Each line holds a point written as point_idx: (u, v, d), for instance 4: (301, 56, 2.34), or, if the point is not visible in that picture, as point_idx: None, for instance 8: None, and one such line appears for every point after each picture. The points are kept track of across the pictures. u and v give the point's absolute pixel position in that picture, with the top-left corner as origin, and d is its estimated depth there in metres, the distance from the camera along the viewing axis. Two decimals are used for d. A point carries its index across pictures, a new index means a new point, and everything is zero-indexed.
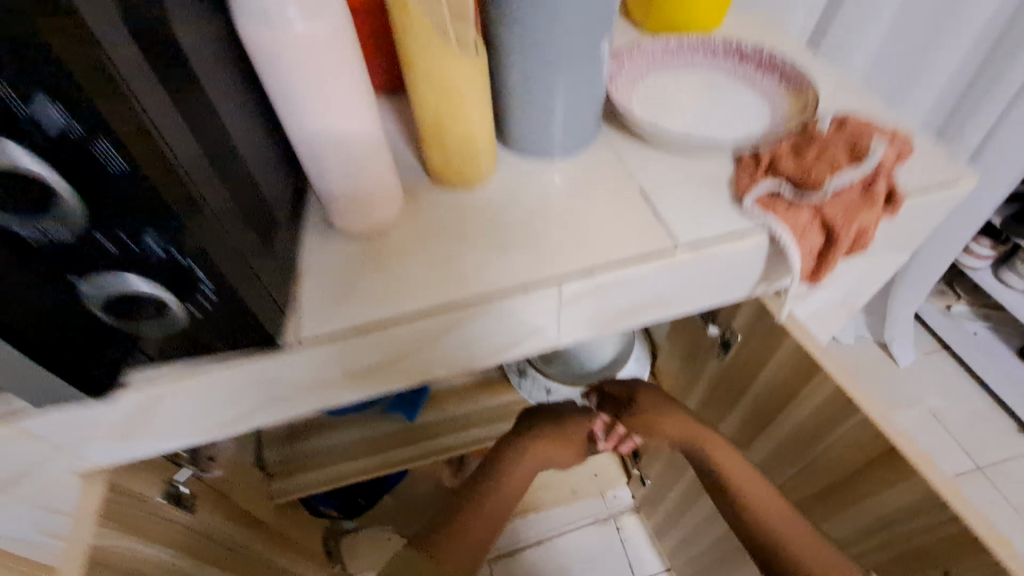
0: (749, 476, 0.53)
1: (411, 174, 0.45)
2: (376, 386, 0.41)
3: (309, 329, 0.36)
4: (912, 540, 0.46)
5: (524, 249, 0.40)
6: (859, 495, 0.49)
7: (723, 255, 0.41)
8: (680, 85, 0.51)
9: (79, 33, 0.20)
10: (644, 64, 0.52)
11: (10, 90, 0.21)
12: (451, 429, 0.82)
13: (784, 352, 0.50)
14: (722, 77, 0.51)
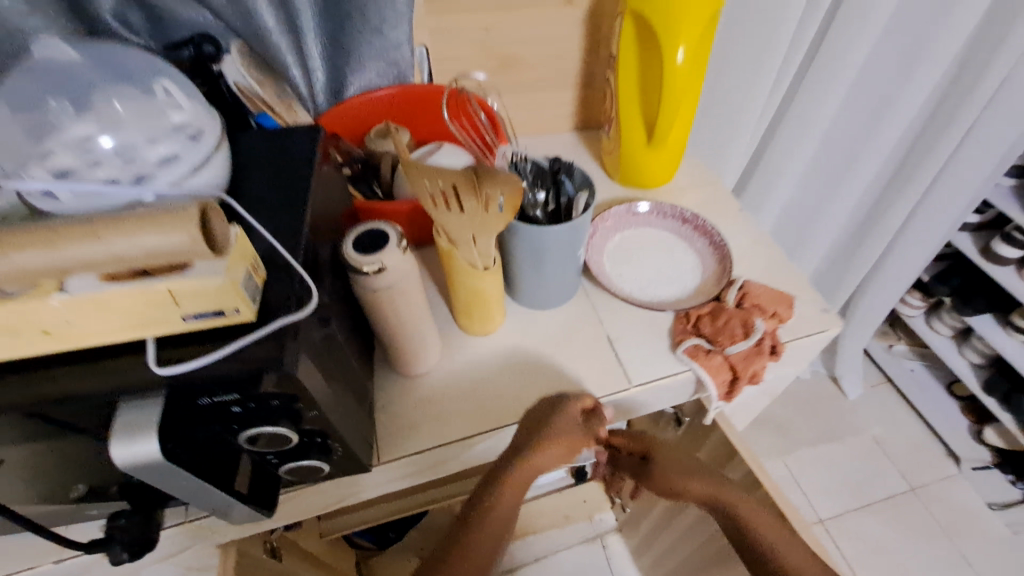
0: (760, 519, 0.58)
1: (444, 323, 0.63)
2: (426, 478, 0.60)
3: (387, 453, 0.54)
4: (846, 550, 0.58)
5: (527, 387, 0.59)
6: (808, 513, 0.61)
7: (662, 386, 0.59)
8: (638, 243, 0.70)
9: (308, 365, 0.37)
10: (613, 225, 0.71)
11: (274, 412, 0.37)
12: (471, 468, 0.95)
13: (714, 438, 0.69)
14: (669, 236, 0.71)
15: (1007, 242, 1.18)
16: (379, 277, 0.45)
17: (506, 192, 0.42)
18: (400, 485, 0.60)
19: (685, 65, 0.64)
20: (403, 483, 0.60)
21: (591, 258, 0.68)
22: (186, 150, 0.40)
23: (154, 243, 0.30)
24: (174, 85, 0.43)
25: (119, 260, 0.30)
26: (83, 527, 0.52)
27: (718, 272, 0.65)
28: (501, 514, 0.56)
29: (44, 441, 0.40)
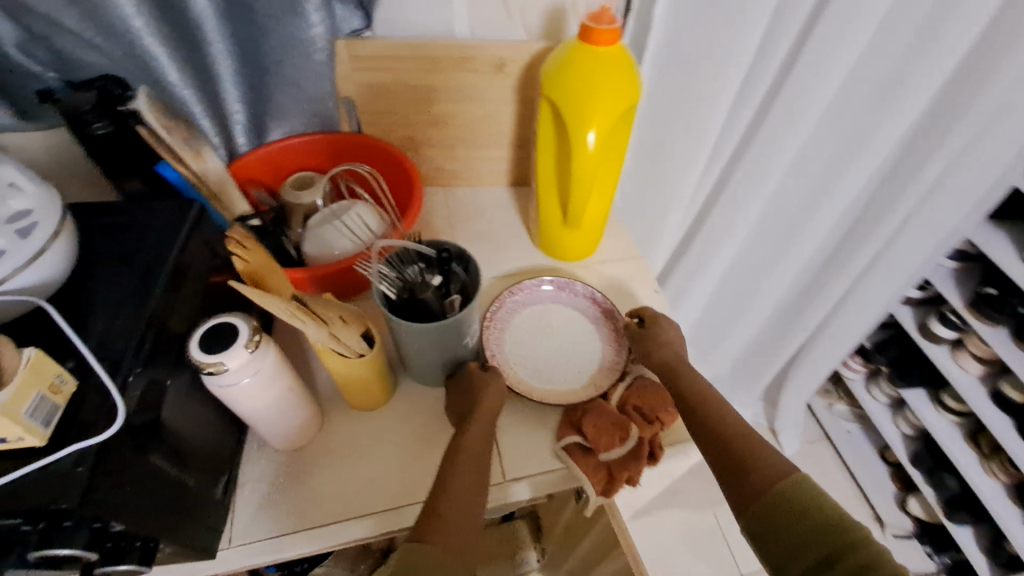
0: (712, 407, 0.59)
1: (331, 397, 0.62)
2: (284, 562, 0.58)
3: (239, 538, 0.53)
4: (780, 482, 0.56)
5: (401, 473, 0.58)
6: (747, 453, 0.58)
7: (537, 481, 0.59)
8: (545, 320, 0.69)
9: (110, 489, 0.36)
10: (525, 297, 0.70)
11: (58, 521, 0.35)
12: None
13: (602, 525, 0.69)
14: (578, 316, 0.70)
15: (942, 322, 1.20)
16: (226, 377, 0.45)
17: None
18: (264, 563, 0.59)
19: (596, 150, 0.62)
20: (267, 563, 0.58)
21: (489, 333, 0.67)
22: (11, 249, 0.38)
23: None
24: (21, 173, 0.41)
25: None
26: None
27: (613, 366, 0.65)
28: (462, 482, 0.52)
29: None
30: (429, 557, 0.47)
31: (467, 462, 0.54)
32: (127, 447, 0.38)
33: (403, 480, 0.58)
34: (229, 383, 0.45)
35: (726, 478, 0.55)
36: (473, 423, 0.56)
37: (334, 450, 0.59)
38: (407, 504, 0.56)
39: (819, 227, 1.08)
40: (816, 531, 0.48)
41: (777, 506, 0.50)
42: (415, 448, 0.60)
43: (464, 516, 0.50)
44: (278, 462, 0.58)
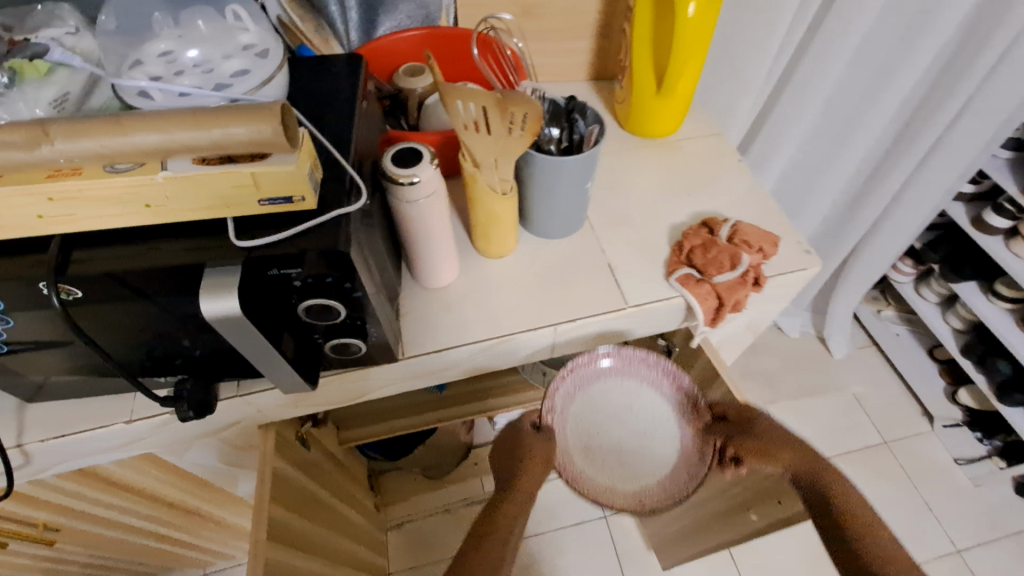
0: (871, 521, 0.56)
1: (465, 249, 0.71)
2: (436, 379, 0.69)
3: (410, 350, 0.63)
4: None
5: (539, 301, 0.67)
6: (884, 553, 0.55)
7: (655, 310, 0.68)
8: (632, 397, 0.73)
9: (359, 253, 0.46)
10: (618, 364, 0.73)
11: (321, 274, 0.44)
12: (482, 396, 1.06)
13: (700, 362, 0.78)
14: (655, 398, 0.72)
15: (997, 212, 1.24)
16: (415, 192, 0.53)
17: (528, 112, 0.50)
18: (419, 381, 0.69)
19: (697, 18, 0.68)
20: (422, 381, 0.69)
21: (564, 386, 0.72)
22: (254, 65, 0.47)
23: (244, 134, 0.37)
24: (246, 14, 0.50)
25: (213, 147, 0.38)
26: (136, 401, 0.59)
27: (669, 479, 0.70)
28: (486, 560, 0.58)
29: (105, 308, 0.46)
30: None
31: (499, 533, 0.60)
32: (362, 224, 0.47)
33: (538, 308, 0.67)
34: (417, 197, 0.54)
35: None
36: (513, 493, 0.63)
37: (474, 287, 0.68)
38: (546, 324, 0.66)
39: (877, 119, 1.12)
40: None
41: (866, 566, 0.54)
42: (543, 283, 0.69)
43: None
44: (428, 296, 0.68)
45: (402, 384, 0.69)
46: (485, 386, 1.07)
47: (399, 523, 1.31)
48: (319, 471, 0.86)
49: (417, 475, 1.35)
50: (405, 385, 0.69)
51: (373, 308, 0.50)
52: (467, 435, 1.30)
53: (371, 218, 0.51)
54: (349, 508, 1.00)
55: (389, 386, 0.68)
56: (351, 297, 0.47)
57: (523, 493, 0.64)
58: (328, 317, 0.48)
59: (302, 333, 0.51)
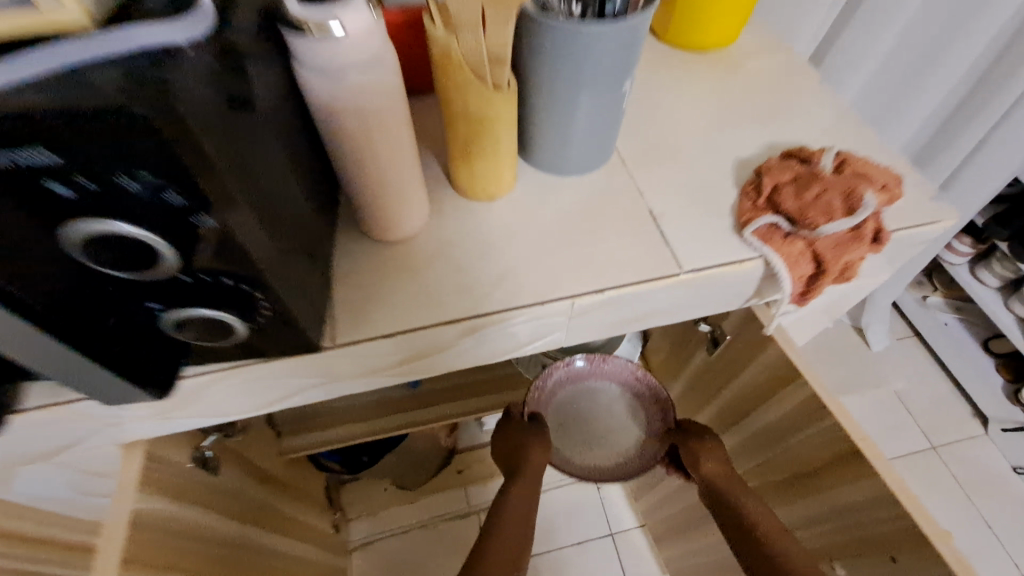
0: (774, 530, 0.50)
1: (436, 188, 0.49)
2: (390, 379, 0.47)
3: (344, 335, 0.41)
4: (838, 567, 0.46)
5: (545, 262, 0.44)
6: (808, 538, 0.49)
7: (718, 278, 0.45)
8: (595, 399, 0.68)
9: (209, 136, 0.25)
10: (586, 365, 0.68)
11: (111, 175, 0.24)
12: (466, 394, 0.84)
13: (767, 355, 0.56)
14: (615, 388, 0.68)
15: None
16: (335, 49, 0.31)
17: None
18: (366, 380, 0.46)
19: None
20: (370, 380, 0.46)
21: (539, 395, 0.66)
22: None
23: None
24: None
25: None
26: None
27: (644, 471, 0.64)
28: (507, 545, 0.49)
29: None
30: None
31: (515, 524, 0.51)
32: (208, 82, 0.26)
33: (545, 273, 0.44)
34: (334, 60, 0.31)
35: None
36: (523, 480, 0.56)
37: (449, 241, 0.45)
38: (556, 295, 0.43)
39: (982, 55, 0.81)
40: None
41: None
42: (553, 236, 0.46)
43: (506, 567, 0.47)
44: (379, 254, 0.45)
45: (338, 386, 0.46)
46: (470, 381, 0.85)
47: (366, 542, 1.09)
48: (237, 497, 0.63)
49: (389, 485, 1.12)
50: (344, 386, 0.47)
51: (245, 260, 0.31)
52: (449, 440, 1.08)
53: (241, 81, 0.29)
54: (290, 538, 0.77)
55: (317, 387, 0.45)
56: (199, 215, 0.27)
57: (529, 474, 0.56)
58: (149, 269, 0.28)
59: (126, 282, 0.30)
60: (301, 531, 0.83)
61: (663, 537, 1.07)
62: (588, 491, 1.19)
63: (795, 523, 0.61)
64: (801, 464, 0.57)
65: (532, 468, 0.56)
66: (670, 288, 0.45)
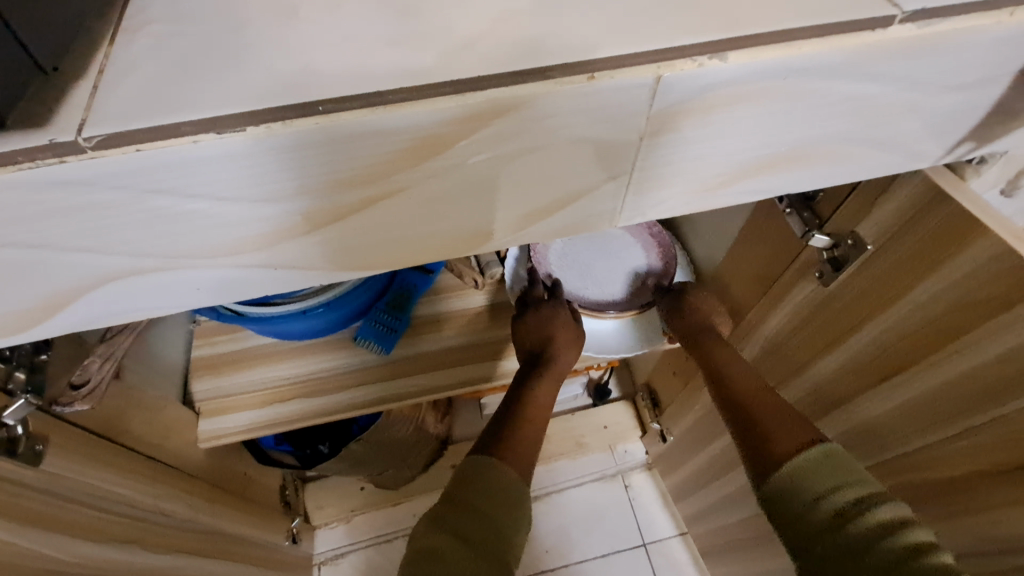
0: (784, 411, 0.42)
1: None
2: (281, 271, 0.23)
3: (105, 130, 0.17)
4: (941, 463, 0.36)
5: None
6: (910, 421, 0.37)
7: (961, 44, 0.21)
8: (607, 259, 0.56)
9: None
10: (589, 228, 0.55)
11: None
12: (458, 359, 0.58)
13: (961, 262, 0.31)
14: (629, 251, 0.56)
15: None
16: None
17: None
18: (221, 268, 0.22)
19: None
20: (229, 270, 0.23)
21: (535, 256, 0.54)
22: None
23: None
24: None
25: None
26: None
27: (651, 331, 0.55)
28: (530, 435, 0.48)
29: None
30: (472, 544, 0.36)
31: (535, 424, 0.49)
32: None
33: (596, 23, 0.20)
34: None
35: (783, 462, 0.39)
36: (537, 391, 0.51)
37: None
38: (616, 60, 0.19)
39: None
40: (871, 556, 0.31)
41: (792, 496, 0.36)
42: None
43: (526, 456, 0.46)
44: None
45: (166, 287, 0.23)
46: (466, 341, 0.58)
47: (338, 555, 0.88)
48: (93, 503, 0.39)
49: (365, 484, 0.89)
50: (181, 287, 0.23)
51: None
52: (438, 427, 0.84)
53: None
54: (209, 559, 0.54)
55: (116, 281, 0.22)
56: None
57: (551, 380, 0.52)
58: None
59: None
60: (230, 547, 0.60)
61: (713, 550, 0.83)
62: (614, 490, 0.96)
63: (989, 550, 0.38)
64: (1021, 449, 0.33)
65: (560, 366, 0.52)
66: (858, 57, 0.21)
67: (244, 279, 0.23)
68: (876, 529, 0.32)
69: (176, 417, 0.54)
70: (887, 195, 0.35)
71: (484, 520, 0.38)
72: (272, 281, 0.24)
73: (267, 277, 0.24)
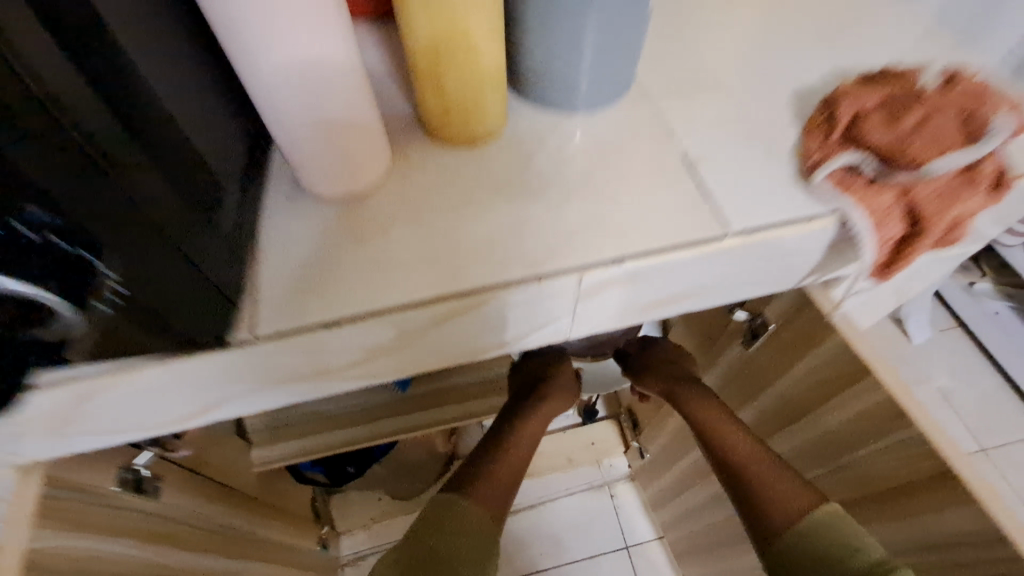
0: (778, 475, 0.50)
1: (399, 137, 0.37)
2: (345, 381, 0.36)
3: (267, 325, 0.30)
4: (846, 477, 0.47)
5: (543, 223, 0.33)
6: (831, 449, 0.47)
7: (778, 242, 0.33)
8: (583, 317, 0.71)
9: (94, 170, 0.20)
10: None
11: None
12: (462, 396, 0.71)
13: (820, 350, 0.44)
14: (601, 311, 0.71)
15: None
16: None
17: None
18: (311, 384, 0.35)
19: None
20: (315, 384, 0.35)
21: None
22: None
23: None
24: None
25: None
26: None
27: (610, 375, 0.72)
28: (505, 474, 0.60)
29: None
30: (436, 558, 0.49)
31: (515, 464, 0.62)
32: (99, 95, 0.20)
33: (542, 242, 0.32)
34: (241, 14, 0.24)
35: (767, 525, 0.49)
36: (523, 432, 0.64)
37: (415, 202, 0.34)
38: (552, 268, 0.31)
39: None
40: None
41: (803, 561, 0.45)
42: (553, 193, 0.34)
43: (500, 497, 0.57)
44: (322, 219, 0.33)
45: (276, 396, 0.36)
46: (472, 385, 0.72)
47: (360, 557, 1.01)
48: (189, 522, 0.52)
49: (383, 495, 1.02)
50: (285, 394, 0.36)
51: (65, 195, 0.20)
52: (445, 447, 0.97)
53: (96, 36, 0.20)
54: (263, 561, 0.67)
55: (245, 395, 0.35)
56: (17, 200, 0.20)
57: (535, 422, 0.66)
58: None
59: None
60: (278, 552, 0.73)
61: (684, 552, 0.96)
62: (601, 499, 1.09)
63: None
64: (872, 485, 0.45)
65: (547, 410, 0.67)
66: (711, 254, 0.33)
67: (325, 387, 0.36)
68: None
69: (236, 448, 0.67)
70: (777, 296, 0.47)
71: (452, 540, 0.51)
72: (341, 386, 0.37)
73: (339, 385, 0.36)
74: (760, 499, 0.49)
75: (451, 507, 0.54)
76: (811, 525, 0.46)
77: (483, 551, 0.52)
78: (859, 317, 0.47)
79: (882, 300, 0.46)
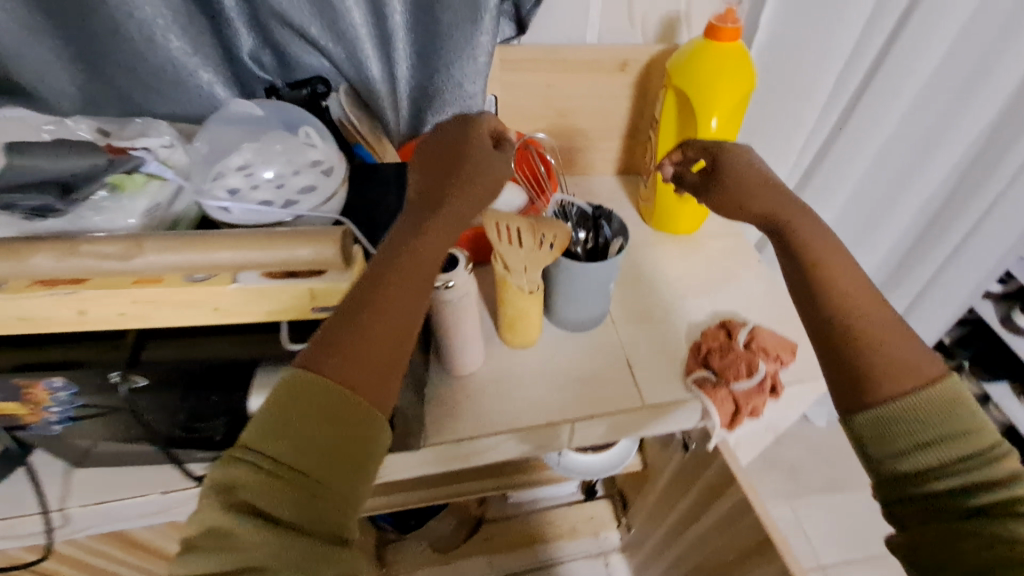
0: (900, 339, 0.48)
1: (489, 339, 0.74)
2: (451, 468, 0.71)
3: (429, 440, 0.66)
4: (731, 547, 0.77)
5: (556, 397, 0.69)
6: (851, 313, 0.49)
7: (670, 411, 0.68)
8: None
9: None
10: None
11: None
12: (496, 473, 1.04)
13: (709, 465, 0.77)
14: None
15: None
16: (445, 296, 0.58)
17: (558, 234, 0.55)
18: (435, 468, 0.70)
19: (719, 131, 0.76)
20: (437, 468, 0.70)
21: None
22: (320, 180, 0.53)
23: (309, 256, 0.42)
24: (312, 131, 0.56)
25: (281, 264, 0.43)
26: (172, 472, 0.62)
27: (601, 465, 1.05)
28: (405, 269, 0.44)
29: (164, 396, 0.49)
30: (283, 499, 0.37)
31: (424, 252, 0.46)
32: None
33: (553, 406, 0.68)
34: (445, 323, 0.61)
35: (829, 363, 0.49)
36: (417, 241, 0.46)
37: (493, 381, 0.71)
38: (558, 420, 0.67)
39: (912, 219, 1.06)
40: (999, 553, 0.40)
41: (880, 442, 0.46)
42: (560, 380, 0.71)
43: (389, 322, 0.43)
44: (452, 387, 0.70)
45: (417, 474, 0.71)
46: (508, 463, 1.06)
47: None
48: None
49: (426, 547, 1.32)
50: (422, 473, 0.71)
51: None
52: (476, 510, 1.28)
53: None
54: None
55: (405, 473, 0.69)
56: None
57: (449, 208, 0.48)
58: None
59: None
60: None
61: None
62: (596, 565, 1.35)
63: None
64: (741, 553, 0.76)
65: (466, 166, 0.49)
66: (638, 415, 0.68)
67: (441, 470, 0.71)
68: (952, 470, 0.44)
69: None
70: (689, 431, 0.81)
71: (307, 429, 0.38)
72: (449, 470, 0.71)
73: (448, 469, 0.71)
74: (868, 366, 0.47)
75: (305, 390, 0.39)
76: (926, 407, 0.45)
77: (351, 442, 0.39)
78: (741, 448, 0.80)
79: (752, 439, 0.79)
